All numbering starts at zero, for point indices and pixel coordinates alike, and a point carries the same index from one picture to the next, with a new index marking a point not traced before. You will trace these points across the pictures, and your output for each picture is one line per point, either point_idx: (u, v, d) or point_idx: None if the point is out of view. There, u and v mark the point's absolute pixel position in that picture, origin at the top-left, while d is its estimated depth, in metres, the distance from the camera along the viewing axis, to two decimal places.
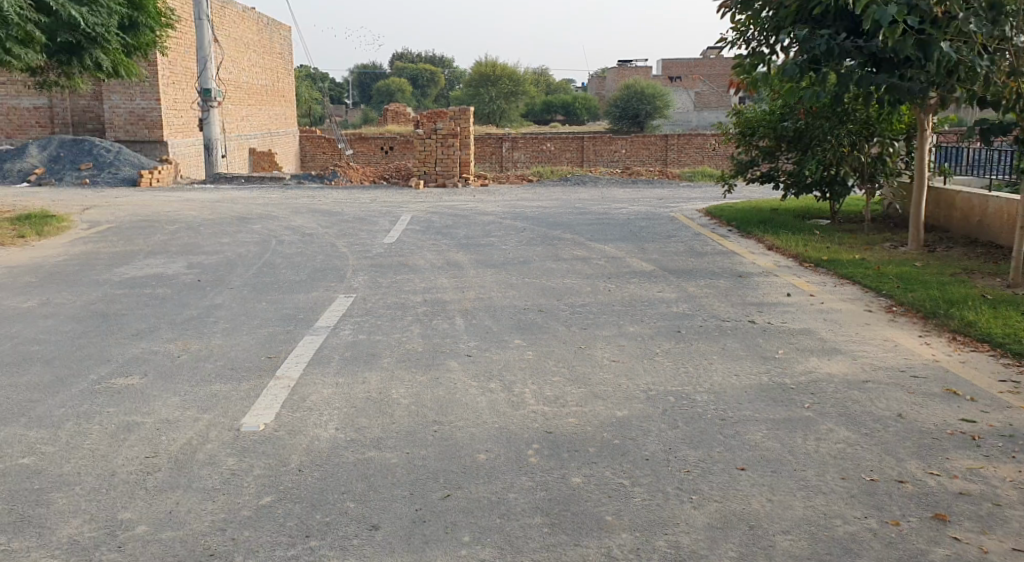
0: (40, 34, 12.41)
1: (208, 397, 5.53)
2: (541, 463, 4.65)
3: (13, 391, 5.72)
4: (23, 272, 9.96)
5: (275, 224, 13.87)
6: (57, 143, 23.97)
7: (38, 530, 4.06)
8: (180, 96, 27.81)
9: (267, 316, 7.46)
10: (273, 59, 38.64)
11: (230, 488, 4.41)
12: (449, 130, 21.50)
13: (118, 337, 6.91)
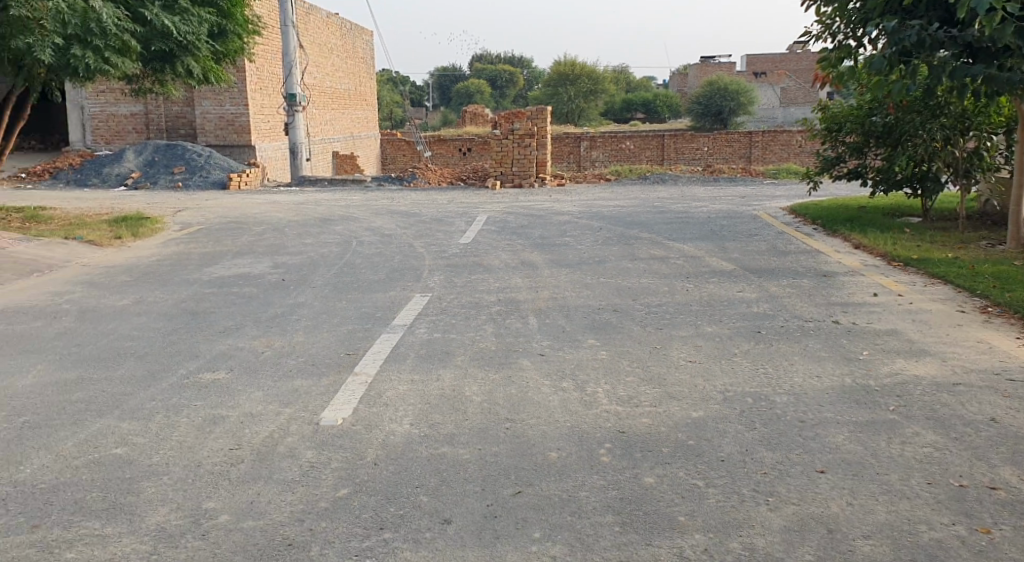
0: (135, 43, 12.85)
1: (290, 392, 5.68)
2: (613, 462, 4.66)
3: (108, 385, 5.97)
4: (119, 272, 10.37)
5: (355, 225, 14.11)
6: (152, 147, 24.81)
7: (129, 517, 4.23)
8: (265, 102, 28.54)
9: (346, 315, 7.61)
10: (356, 63, 39.32)
11: (308, 480, 4.52)
12: (526, 130, 21.61)
13: (206, 334, 7.14)
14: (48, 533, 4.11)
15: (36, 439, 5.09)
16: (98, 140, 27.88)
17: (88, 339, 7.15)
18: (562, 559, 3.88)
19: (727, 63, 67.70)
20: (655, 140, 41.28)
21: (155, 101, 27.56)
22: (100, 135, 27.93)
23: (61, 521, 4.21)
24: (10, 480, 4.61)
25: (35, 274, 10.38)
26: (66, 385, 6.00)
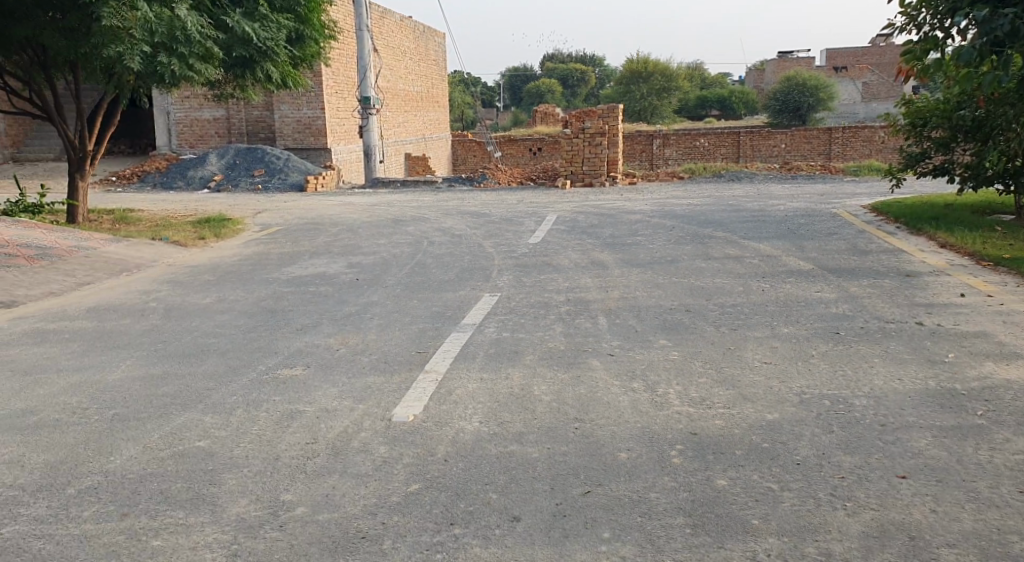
0: (217, 49, 13.18)
1: (364, 389, 5.75)
2: (685, 463, 4.59)
3: (192, 379, 6.12)
4: (202, 271, 10.65)
5: (426, 226, 14.22)
6: (233, 150, 25.40)
7: (211, 508, 4.33)
8: (340, 105, 29.02)
9: (418, 314, 7.67)
10: (429, 66, 39.69)
11: (381, 475, 4.57)
12: (596, 129, 21.68)
13: (284, 332, 7.28)
14: (136, 521, 4.23)
15: (124, 431, 5.26)
16: (182, 144, 28.68)
17: (173, 336, 7.35)
18: (632, 560, 3.84)
19: (807, 58, 66.39)
20: (730, 137, 40.61)
21: (236, 105, 28.21)
22: (184, 139, 28.74)
23: (147, 509, 4.33)
24: (100, 469, 4.76)
25: (124, 274, 10.72)
26: (153, 379, 6.17)
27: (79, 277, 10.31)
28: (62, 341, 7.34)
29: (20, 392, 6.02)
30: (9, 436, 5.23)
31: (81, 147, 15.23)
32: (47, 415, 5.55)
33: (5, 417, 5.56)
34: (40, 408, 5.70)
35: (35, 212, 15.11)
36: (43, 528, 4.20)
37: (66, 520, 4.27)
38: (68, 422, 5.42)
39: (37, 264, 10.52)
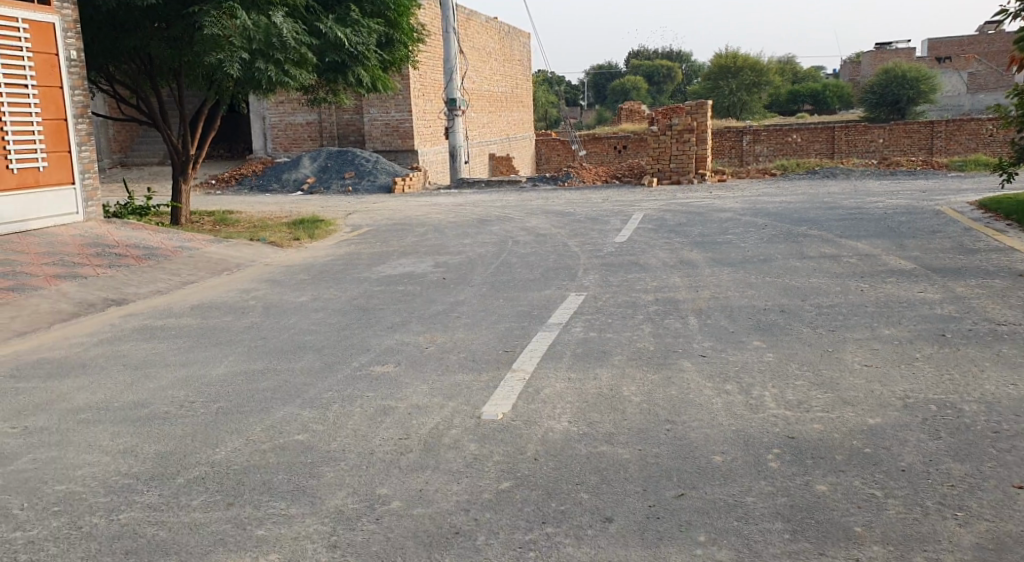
0: (311, 55, 13.47)
1: (454, 387, 5.78)
2: (782, 468, 4.48)
3: (290, 375, 6.26)
4: (297, 271, 10.88)
5: (511, 226, 14.27)
6: (325, 153, 25.95)
7: (310, 500, 4.41)
8: (427, 107, 29.38)
9: (506, 313, 7.69)
10: (513, 67, 39.82)
11: (473, 472, 4.59)
12: (685, 125, 21.34)
13: (376, 329, 7.39)
14: (241, 511, 4.35)
15: (228, 424, 5.41)
16: (277, 147, 29.37)
17: (272, 333, 7.53)
18: None
19: (906, 50, 64.37)
20: (825, 133, 39.71)
21: (327, 110, 28.76)
22: (278, 143, 29.41)
23: (251, 500, 4.44)
24: (207, 460, 4.91)
25: (225, 273, 11.03)
26: (253, 375, 6.33)
27: (183, 276, 10.65)
28: (168, 338, 7.59)
29: (132, 386, 6.24)
30: (122, 427, 5.44)
31: (184, 151, 15.75)
32: (157, 408, 5.75)
33: (119, 409, 5.77)
34: (150, 401, 5.90)
35: (141, 214, 15.72)
36: (156, 515, 4.35)
37: (176, 508, 4.40)
38: (175, 416, 5.59)
39: (144, 264, 10.91)
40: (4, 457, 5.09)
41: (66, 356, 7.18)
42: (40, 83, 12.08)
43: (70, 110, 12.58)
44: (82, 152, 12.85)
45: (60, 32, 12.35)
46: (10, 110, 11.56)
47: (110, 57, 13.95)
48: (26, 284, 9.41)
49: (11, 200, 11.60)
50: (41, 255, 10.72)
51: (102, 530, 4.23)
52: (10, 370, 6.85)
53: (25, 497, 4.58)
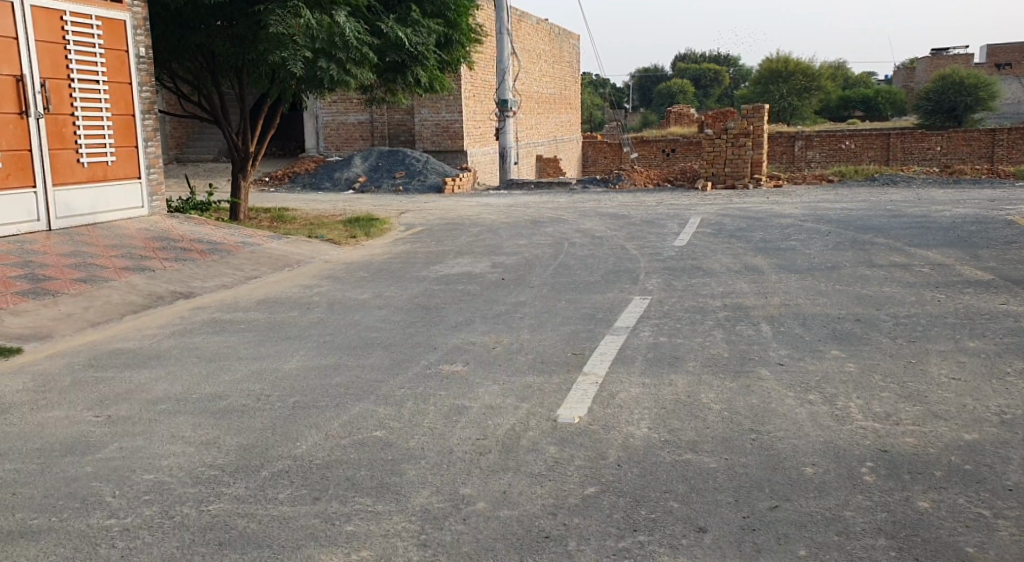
0: (372, 55, 13.60)
1: (526, 388, 5.78)
2: (878, 483, 4.39)
3: (362, 371, 6.32)
4: (357, 268, 10.97)
5: (565, 227, 14.24)
6: (376, 153, 26.15)
7: (397, 496, 4.44)
8: (478, 109, 29.49)
9: (570, 315, 7.67)
10: (562, 68, 39.78)
11: (557, 476, 4.57)
12: (741, 130, 20.91)
13: (442, 328, 7.40)
14: (328, 506, 4.39)
15: (305, 418, 5.46)
16: (329, 147, 29.62)
17: (339, 329, 7.60)
18: None
19: (965, 56, 63.01)
20: (879, 139, 38.95)
21: (380, 110, 28.93)
22: (331, 142, 29.65)
23: (337, 495, 4.48)
24: (289, 454, 4.97)
25: (286, 269, 11.16)
26: (326, 370, 6.39)
27: (247, 271, 10.81)
28: (238, 331, 7.70)
29: (208, 378, 6.35)
30: (203, 419, 5.52)
31: (244, 148, 15.94)
32: (235, 400, 5.83)
33: (197, 400, 5.87)
34: (227, 394, 5.98)
35: (202, 209, 15.99)
36: (244, 507, 4.41)
37: (264, 500, 4.47)
38: (252, 408, 5.67)
39: (209, 258, 11.07)
40: (92, 445, 5.20)
41: (140, 347, 7.32)
42: (110, 79, 12.36)
43: (138, 106, 12.83)
44: (149, 147, 13.11)
45: (131, 29, 12.61)
46: (82, 105, 11.84)
47: (175, 54, 14.19)
48: (97, 275, 9.61)
49: (82, 193, 11.87)
50: (111, 248, 10.93)
51: (194, 520, 4.31)
52: (87, 359, 7.01)
53: (116, 485, 4.68)
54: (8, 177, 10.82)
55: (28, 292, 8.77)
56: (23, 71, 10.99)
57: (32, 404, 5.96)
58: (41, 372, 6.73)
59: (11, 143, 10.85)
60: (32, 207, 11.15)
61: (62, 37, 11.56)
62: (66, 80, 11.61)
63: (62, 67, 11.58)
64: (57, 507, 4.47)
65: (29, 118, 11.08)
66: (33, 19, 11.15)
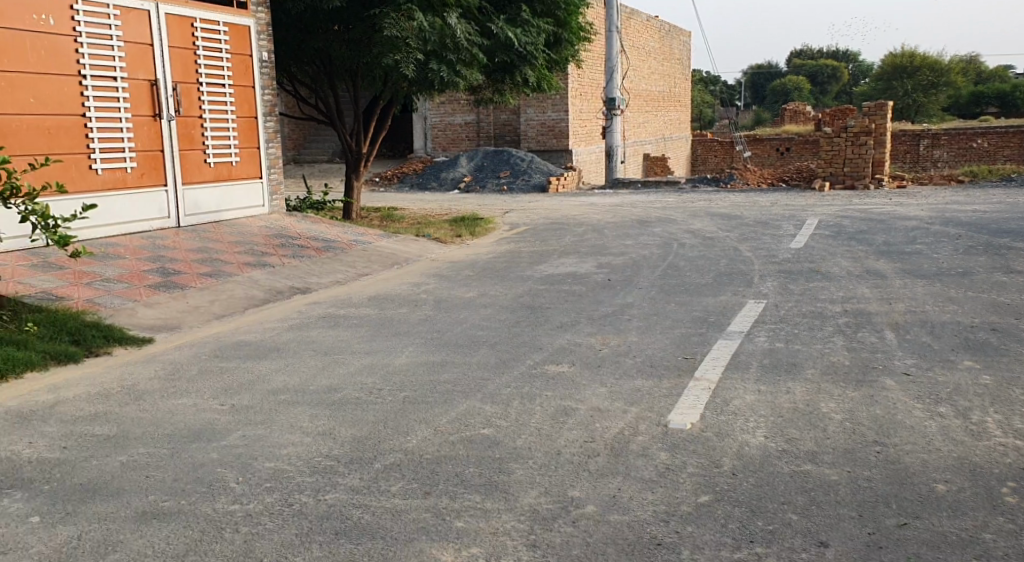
0: (481, 56, 13.68)
1: (634, 392, 5.67)
2: (1020, 504, 4.13)
3: (467, 368, 6.33)
4: (462, 266, 11.03)
5: (676, 228, 14.02)
6: (482, 153, 26.34)
7: (505, 495, 4.42)
8: (584, 108, 29.35)
9: (680, 318, 7.51)
10: (672, 66, 39.22)
11: (669, 482, 4.47)
12: (862, 128, 20.12)
13: (547, 328, 7.36)
14: (438, 501, 4.40)
15: (414, 413, 5.50)
16: (437, 147, 29.94)
17: (445, 327, 7.64)
18: None
19: None
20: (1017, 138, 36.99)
21: (487, 110, 29.14)
22: (438, 143, 30.01)
23: (447, 491, 4.49)
24: (400, 447, 5.02)
25: (395, 266, 11.33)
26: (434, 366, 6.44)
27: (359, 267, 11.02)
28: (350, 326, 7.84)
29: (323, 370, 6.49)
30: (320, 410, 5.64)
31: (358, 150, 16.26)
32: (349, 393, 5.94)
33: (312, 392, 6.00)
34: (341, 386, 6.10)
35: (317, 208, 16.40)
36: (358, 498, 4.47)
37: (377, 492, 4.52)
38: (364, 401, 5.76)
39: (323, 255, 11.33)
40: (217, 432, 5.38)
41: (260, 339, 7.54)
42: (236, 82, 12.80)
43: (260, 108, 13.26)
44: (270, 148, 13.52)
45: (255, 34, 13.04)
46: (210, 107, 12.30)
47: (295, 58, 14.59)
48: (222, 270, 9.97)
49: (209, 192, 12.33)
50: (235, 244, 11.31)
51: (311, 508, 4.39)
52: (212, 349, 7.26)
53: (239, 471, 4.82)
54: (142, 177, 11.33)
55: (160, 284, 9.16)
56: (158, 76, 11.49)
57: (163, 391, 6.21)
58: (172, 361, 7.01)
59: (146, 144, 11.36)
60: (164, 204, 11.64)
61: (192, 43, 12.04)
62: (195, 84, 12.09)
63: (192, 72, 12.06)
64: (186, 490, 4.64)
65: (162, 120, 11.56)
66: (167, 26, 11.64)
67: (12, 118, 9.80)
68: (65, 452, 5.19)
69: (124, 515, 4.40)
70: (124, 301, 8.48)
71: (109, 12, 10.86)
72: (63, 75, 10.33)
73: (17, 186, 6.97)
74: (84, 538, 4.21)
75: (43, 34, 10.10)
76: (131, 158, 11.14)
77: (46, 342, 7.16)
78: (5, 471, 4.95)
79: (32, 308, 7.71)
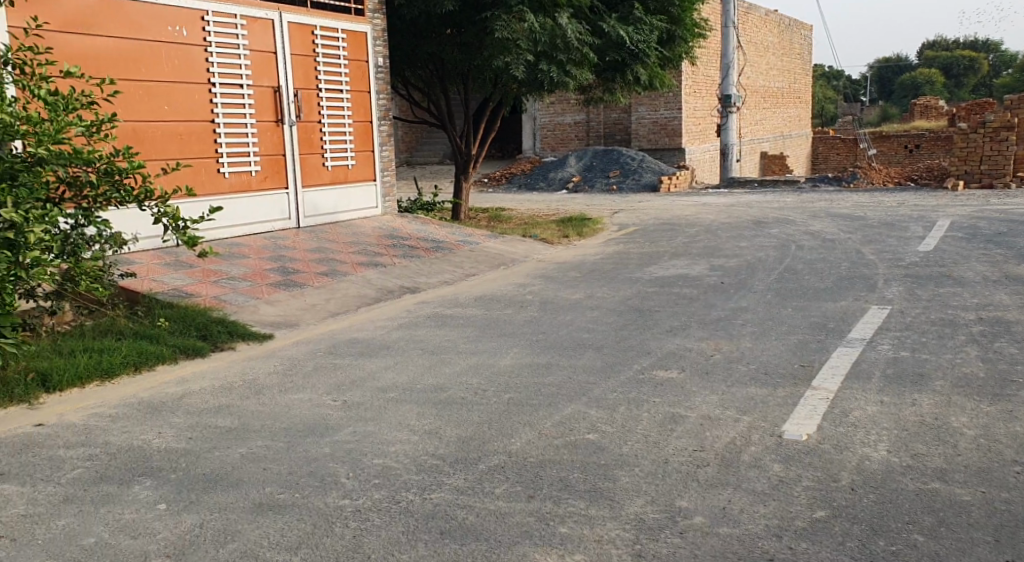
0: (592, 55, 13.54)
1: (747, 400, 5.47)
2: None
3: (573, 372, 6.23)
4: (570, 267, 10.94)
5: (793, 229, 13.57)
6: (592, 153, 26.14)
7: (610, 503, 4.30)
8: (698, 105, 28.85)
9: (797, 323, 7.23)
10: (792, 60, 38.17)
11: (782, 495, 4.27)
12: (1002, 122, 19.12)
13: (656, 332, 7.19)
14: (542, 505, 4.32)
15: (519, 416, 5.44)
16: (546, 147, 29.95)
17: (552, 328, 7.56)
18: None
19: None
20: None
21: (597, 109, 28.96)
22: (547, 143, 30.00)
23: (551, 495, 4.40)
24: (505, 449, 4.96)
25: (503, 267, 11.32)
26: (540, 368, 6.37)
27: (467, 269, 11.05)
28: (457, 326, 7.85)
29: (431, 370, 6.49)
30: (427, 409, 5.64)
31: (468, 151, 16.34)
32: (455, 393, 5.92)
33: (420, 391, 6.01)
34: (448, 386, 6.09)
35: (427, 209, 16.59)
36: (463, 499, 4.43)
37: (481, 494, 4.46)
38: (470, 402, 5.73)
39: (432, 255, 11.41)
40: (329, 428, 5.44)
41: (370, 337, 7.61)
42: (353, 87, 13.03)
43: (375, 112, 13.46)
44: (384, 151, 13.72)
45: (371, 40, 13.24)
46: (328, 112, 12.56)
47: (409, 63, 14.75)
48: (336, 269, 10.15)
49: (326, 194, 12.59)
50: (348, 245, 11.51)
51: (417, 507, 4.38)
52: (326, 347, 7.38)
53: (350, 467, 4.85)
54: (265, 180, 11.65)
55: (280, 283, 9.39)
56: (280, 83, 11.79)
57: (280, 386, 6.34)
58: (289, 356, 7.15)
59: (269, 148, 11.68)
60: (285, 206, 11.93)
61: (312, 50, 12.31)
62: (315, 90, 12.36)
63: (312, 78, 12.33)
64: (299, 483, 4.70)
65: (284, 125, 11.86)
66: (289, 34, 11.93)
67: (148, 125, 10.23)
68: (191, 442, 5.34)
69: (242, 506, 4.47)
70: (247, 299, 8.71)
71: (237, 22, 11.21)
72: (194, 83, 10.72)
73: (151, 189, 6.98)
74: (205, 526, 4.30)
75: (176, 45, 10.51)
76: (256, 162, 11.48)
77: (176, 337, 7.44)
78: (135, 459, 5.13)
79: (163, 305, 8.04)
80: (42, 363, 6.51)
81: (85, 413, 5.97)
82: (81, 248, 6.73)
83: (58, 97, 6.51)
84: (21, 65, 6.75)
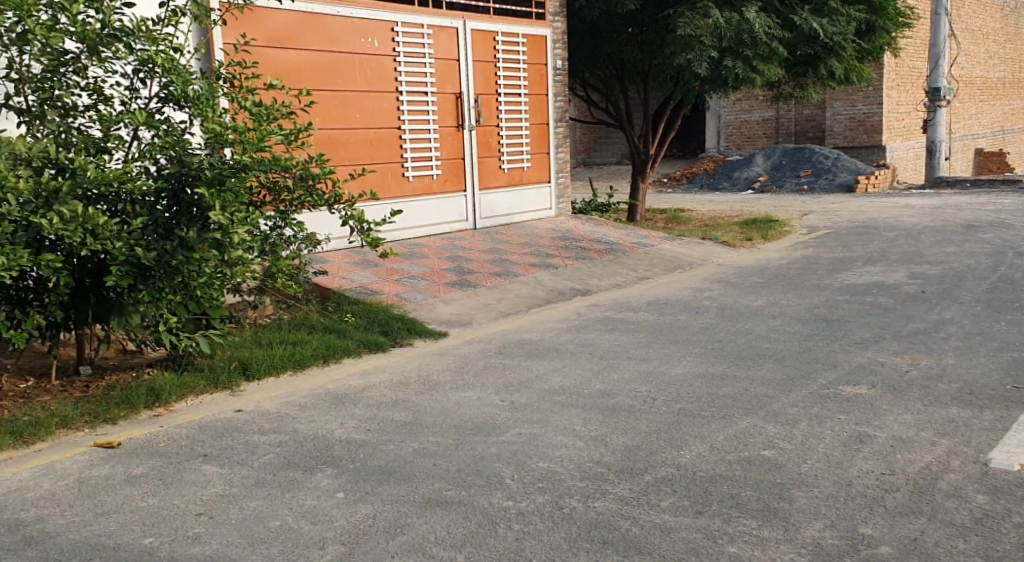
0: (782, 50, 12.98)
1: (947, 422, 4.94)
2: None
3: (751, 384, 5.84)
4: (753, 272, 10.44)
5: (1010, 234, 12.42)
6: (781, 151, 25.02)
7: (785, 524, 3.95)
8: (901, 100, 27.21)
9: (1010, 340, 6.51)
10: (1015, 48, 35.32)
11: (986, 531, 3.78)
12: None
13: (844, 344, 6.67)
14: (711, 523, 4.01)
15: (690, 427, 5.13)
16: (729, 147, 29.06)
17: (729, 336, 7.18)
18: None
19: None
20: None
21: (786, 106, 27.89)
22: (733, 141, 29.02)
23: (721, 512, 4.09)
24: (673, 461, 4.67)
25: (680, 271, 10.95)
26: (714, 378, 6.02)
27: (641, 272, 10.74)
28: (628, 331, 7.58)
29: (599, 375, 6.27)
30: (595, 414, 5.43)
31: (646, 152, 15.98)
32: (624, 400, 5.67)
33: (589, 395, 5.81)
34: (617, 392, 5.85)
35: (602, 210, 16.40)
36: (628, 509, 4.19)
37: (646, 506, 4.21)
38: (639, 410, 5.47)
39: (606, 258, 11.18)
40: (498, 427, 5.33)
41: (542, 339, 7.48)
42: (531, 91, 13.01)
43: (551, 115, 13.40)
44: (559, 153, 13.63)
45: (550, 43, 13.19)
46: (506, 116, 12.59)
47: (590, 64, 14.54)
48: (510, 270, 10.11)
49: (503, 196, 12.63)
50: (521, 246, 11.46)
51: (580, 514, 4.17)
52: (497, 346, 7.31)
53: (516, 468, 4.71)
54: (446, 182, 11.79)
55: (455, 282, 9.44)
56: (463, 89, 11.90)
57: (452, 384, 6.29)
58: (461, 355, 7.12)
59: (451, 152, 11.82)
60: (463, 208, 12.04)
61: (494, 55, 12.36)
62: (495, 95, 12.41)
63: (492, 83, 12.39)
64: (466, 481, 4.59)
65: (465, 130, 11.96)
66: (472, 41, 12.02)
67: (340, 132, 10.53)
68: (369, 434, 5.36)
69: (412, 500, 4.41)
70: (425, 297, 8.79)
71: (424, 32, 11.39)
72: (382, 91, 10.95)
73: (341, 193, 7.11)
74: (377, 518, 4.25)
75: (367, 55, 10.77)
76: (437, 166, 11.63)
77: (361, 332, 7.57)
78: (319, 448, 5.18)
79: (351, 300, 8.24)
80: (243, 353, 6.75)
81: (277, 401, 6.14)
82: (279, 247, 6.82)
83: (261, 108, 6.65)
84: (232, 79, 6.95)
